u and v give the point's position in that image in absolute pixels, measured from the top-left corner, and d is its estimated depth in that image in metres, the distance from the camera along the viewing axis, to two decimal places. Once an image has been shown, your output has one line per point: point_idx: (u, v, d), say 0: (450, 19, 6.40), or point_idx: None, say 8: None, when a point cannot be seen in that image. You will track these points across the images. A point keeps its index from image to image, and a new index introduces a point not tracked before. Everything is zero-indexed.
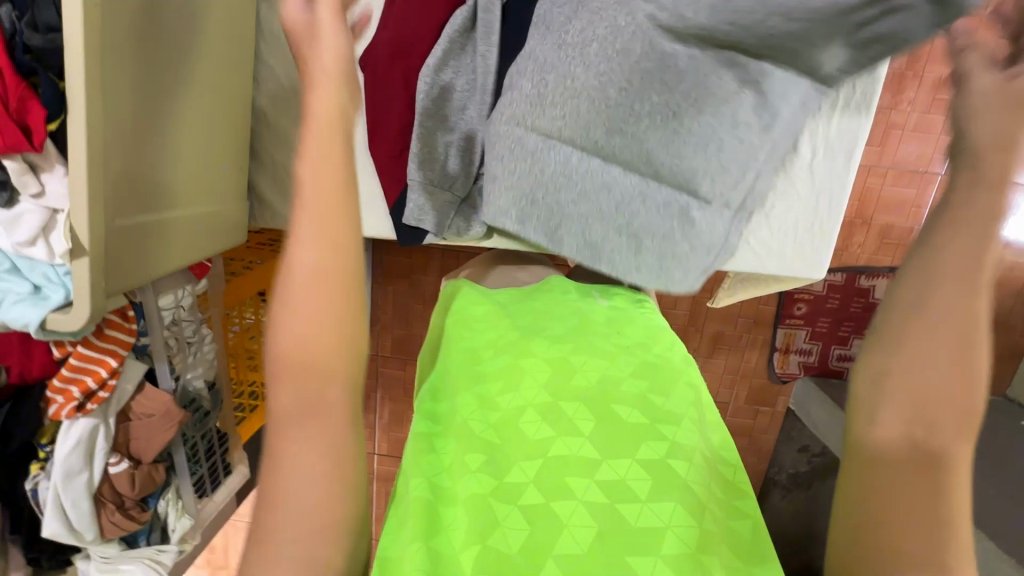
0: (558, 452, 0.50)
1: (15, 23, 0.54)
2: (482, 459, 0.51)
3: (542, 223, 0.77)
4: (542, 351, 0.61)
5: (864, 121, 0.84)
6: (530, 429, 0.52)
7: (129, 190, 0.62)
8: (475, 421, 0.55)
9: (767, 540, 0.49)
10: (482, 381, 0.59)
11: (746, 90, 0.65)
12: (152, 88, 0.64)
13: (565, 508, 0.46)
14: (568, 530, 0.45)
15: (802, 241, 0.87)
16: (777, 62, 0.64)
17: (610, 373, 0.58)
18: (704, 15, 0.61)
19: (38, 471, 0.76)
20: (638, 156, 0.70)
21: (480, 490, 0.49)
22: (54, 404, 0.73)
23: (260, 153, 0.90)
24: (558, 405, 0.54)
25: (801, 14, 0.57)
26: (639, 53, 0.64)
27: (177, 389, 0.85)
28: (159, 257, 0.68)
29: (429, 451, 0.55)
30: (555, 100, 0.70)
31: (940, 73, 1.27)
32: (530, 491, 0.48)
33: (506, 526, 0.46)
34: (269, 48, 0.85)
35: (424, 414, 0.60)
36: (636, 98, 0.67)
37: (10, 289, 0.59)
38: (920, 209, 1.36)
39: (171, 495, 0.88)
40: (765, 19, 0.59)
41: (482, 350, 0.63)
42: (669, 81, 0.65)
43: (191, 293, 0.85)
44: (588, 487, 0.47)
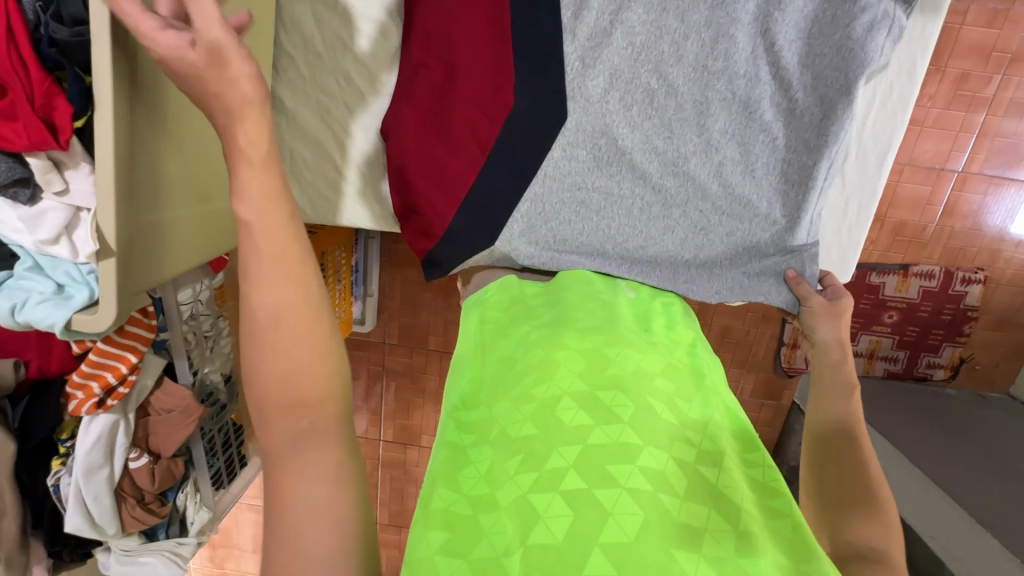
0: (597, 440, 0.52)
1: (40, 15, 0.51)
2: (521, 459, 0.53)
3: (632, 262, 0.84)
4: (574, 341, 0.64)
5: (899, 126, 0.82)
6: (567, 415, 0.55)
7: (157, 181, 0.60)
8: (514, 416, 0.57)
9: (814, 541, 0.50)
10: (516, 381, 0.61)
11: (772, 116, 0.79)
12: None
13: (607, 495, 0.48)
14: (616, 518, 0.47)
15: (861, 230, 0.87)
16: (794, 93, 0.78)
17: (642, 365, 0.62)
18: (716, 84, 0.79)
19: (60, 467, 0.76)
20: (692, 185, 0.81)
21: (522, 488, 0.50)
22: (73, 401, 0.72)
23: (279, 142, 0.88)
24: (595, 395, 0.57)
25: (778, 81, 0.78)
26: (672, 114, 0.80)
27: (195, 384, 0.85)
28: (192, 244, 0.68)
29: (463, 460, 0.56)
30: (608, 157, 0.81)
31: (963, 67, 1.25)
32: (573, 476, 0.50)
33: (547, 518, 0.48)
34: (290, 36, 0.83)
35: (452, 418, 0.62)
36: (680, 142, 0.80)
37: (35, 289, 0.57)
38: (935, 207, 1.35)
39: (190, 488, 0.88)
40: (764, 90, 0.79)
41: (514, 349, 0.66)
42: (706, 125, 0.80)
43: (209, 287, 0.83)
44: (631, 475, 0.49)
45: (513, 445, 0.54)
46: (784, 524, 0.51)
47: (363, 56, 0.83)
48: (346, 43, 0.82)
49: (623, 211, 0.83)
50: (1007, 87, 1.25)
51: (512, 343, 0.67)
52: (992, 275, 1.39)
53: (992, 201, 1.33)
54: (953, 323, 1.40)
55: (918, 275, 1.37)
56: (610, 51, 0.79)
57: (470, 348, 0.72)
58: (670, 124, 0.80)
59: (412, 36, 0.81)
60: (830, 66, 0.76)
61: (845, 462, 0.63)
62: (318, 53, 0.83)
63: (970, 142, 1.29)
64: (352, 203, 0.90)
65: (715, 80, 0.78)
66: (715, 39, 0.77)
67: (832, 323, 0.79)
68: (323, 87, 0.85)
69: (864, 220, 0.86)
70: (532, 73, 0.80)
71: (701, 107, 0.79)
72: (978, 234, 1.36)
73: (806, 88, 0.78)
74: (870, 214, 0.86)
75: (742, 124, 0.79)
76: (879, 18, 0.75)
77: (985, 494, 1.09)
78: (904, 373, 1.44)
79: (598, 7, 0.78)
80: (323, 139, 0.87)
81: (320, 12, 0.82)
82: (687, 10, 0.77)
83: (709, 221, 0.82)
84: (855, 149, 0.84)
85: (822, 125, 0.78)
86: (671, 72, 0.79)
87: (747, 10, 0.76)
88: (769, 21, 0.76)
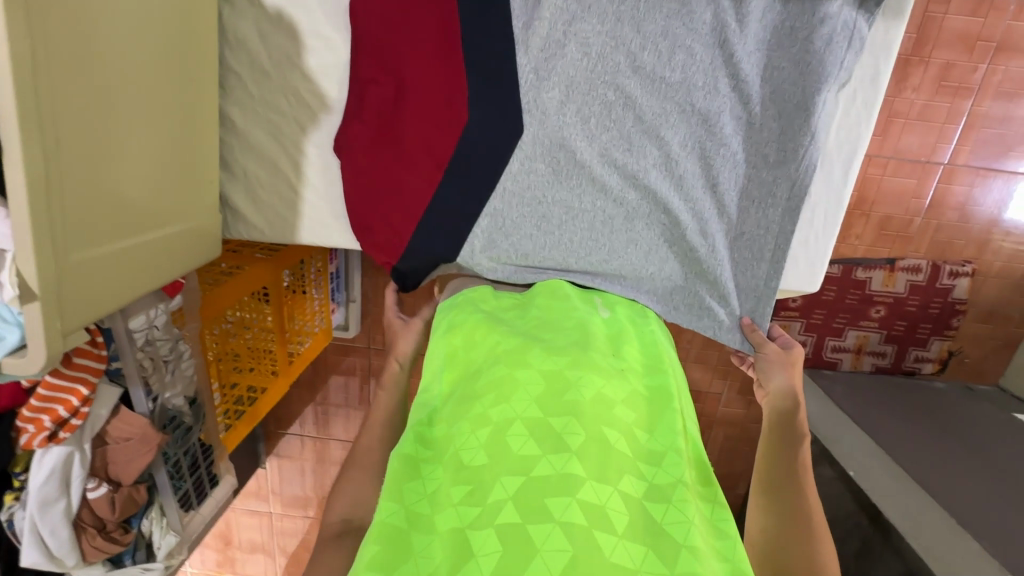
0: (542, 472, 0.50)
1: None
2: (468, 487, 0.51)
3: (595, 276, 0.82)
4: (538, 361, 0.61)
5: (864, 133, 0.79)
6: (516, 443, 0.53)
7: (80, 213, 0.58)
8: (466, 440, 0.55)
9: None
10: (475, 398, 0.59)
11: (733, 128, 0.77)
12: (104, 100, 0.60)
13: (539, 531, 0.46)
14: (546, 556, 0.45)
15: (829, 239, 0.85)
16: (753, 104, 0.76)
17: (604, 391, 0.59)
18: (674, 96, 0.76)
19: (14, 502, 0.75)
20: (653, 198, 0.79)
21: (458, 519, 0.49)
22: (24, 434, 0.71)
23: (232, 162, 0.86)
24: (548, 422, 0.55)
25: (737, 91, 0.76)
26: (632, 127, 0.78)
27: (155, 409, 0.84)
28: (130, 270, 0.66)
29: (412, 473, 0.56)
30: (567, 170, 0.79)
31: (947, 58, 1.21)
32: (509, 508, 0.48)
33: (478, 554, 0.46)
34: (236, 54, 0.81)
35: (414, 430, 0.60)
36: (640, 155, 0.78)
37: None
38: (921, 201, 1.32)
39: (156, 513, 0.88)
40: (724, 101, 0.76)
41: (479, 365, 0.64)
42: (665, 137, 0.77)
43: (165, 311, 0.82)
44: (568, 508, 0.47)
45: (463, 470, 0.53)
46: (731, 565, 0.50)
47: (312, 72, 0.81)
48: (293, 59, 0.80)
49: (585, 224, 0.81)
50: (993, 76, 1.22)
51: (478, 356, 0.66)
52: (980, 268, 1.36)
53: (979, 192, 1.31)
54: (940, 317, 1.38)
55: (903, 270, 1.35)
56: (565, 63, 0.76)
57: (437, 355, 0.69)
58: (629, 136, 0.78)
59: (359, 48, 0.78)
60: (788, 80, 0.75)
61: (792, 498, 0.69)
62: (264, 70, 0.81)
63: (956, 134, 1.27)
64: (311, 220, 0.88)
65: (673, 92, 0.76)
66: (672, 50, 0.75)
67: (785, 373, 0.79)
68: (273, 105, 0.82)
69: (831, 230, 0.84)
70: (482, 86, 0.77)
71: (660, 119, 0.77)
72: (965, 227, 1.34)
73: (765, 100, 0.76)
74: (838, 224, 0.84)
75: (702, 136, 0.77)
76: (838, 26, 0.72)
77: (970, 492, 1.07)
78: (892, 367, 1.44)
79: (550, 18, 0.75)
80: (276, 157, 0.85)
81: (264, 28, 0.79)
82: (643, 20, 0.74)
83: (671, 235, 0.80)
84: (823, 159, 0.81)
85: (781, 139, 0.77)
86: (628, 84, 0.76)
87: (704, 20, 0.74)
88: (728, 30, 0.73)
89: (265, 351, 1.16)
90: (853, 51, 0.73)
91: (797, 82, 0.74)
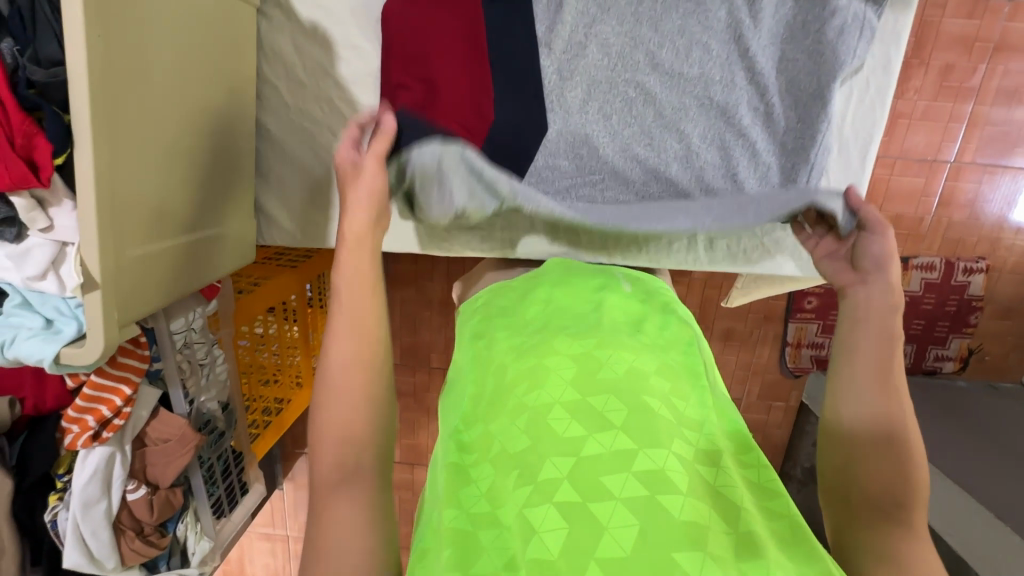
0: (591, 452, 0.51)
1: (18, 58, 0.52)
2: (518, 473, 0.51)
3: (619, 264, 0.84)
4: (565, 347, 0.61)
5: (879, 120, 0.82)
6: (561, 427, 0.53)
7: (136, 210, 0.61)
8: (508, 426, 0.55)
9: (811, 533, 0.50)
10: (507, 393, 0.59)
11: (752, 120, 0.80)
12: (159, 104, 0.63)
13: (602, 509, 0.47)
14: (614, 531, 0.46)
15: None
16: (771, 95, 0.79)
17: (636, 365, 0.59)
18: (694, 91, 0.80)
19: (58, 501, 0.76)
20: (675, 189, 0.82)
21: (519, 504, 0.49)
22: (69, 435, 0.72)
23: (265, 169, 0.89)
24: (587, 402, 0.55)
25: (755, 85, 0.79)
26: (653, 121, 0.81)
27: (191, 413, 0.85)
28: (175, 268, 0.68)
29: (463, 480, 0.55)
30: (591, 164, 0.83)
31: (947, 59, 1.25)
32: (566, 490, 0.49)
33: (545, 532, 0.46)
34: (272, 66, 0.85)
35: (453, 439, 0.60)
36: (661, 148, 0.82)
37: (23, 324, 0.58)
38: (930, 199, 1.34)
39: (191, 518, 0.88)
40: (742, 94, 0.79)
41: (504, 360, 0.64)
42: (686, 130, 0.81)
43: (202, 315, 0.84)
44: (625, 485, 0.48)
45: (510, 460, 0.53)
46: (783, 525, 0.50)
47: (344, 81, 0.84)
48: (327, 68, 0.84)
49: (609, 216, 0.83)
50: (993, 76, 1.26)
51: (501, 351, 0.66)
52: (994, 264, 1.37)
53: (987, 189, 1.33)
54: (958, 314, 1.38)
55: (918, 268, 1.36)
56: (587, 62, 0.79)
57: (462, 360, 0.71)
58: (652, 130, 0.81)
59: (387, 53, 0.81)
60: (804, 71, 0.78)
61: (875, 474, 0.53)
62: (299, 80, 0.85)
63: (961, 133, 1.29)
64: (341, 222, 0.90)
65: (692, 87, 0.79)
66: (689, 46, 0.78)
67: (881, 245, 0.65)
68: (307, 113, 0.86)
69: None
70: (507, 85, 0.80)
71: (680, 114, 0.80)
72: (976, 224, 1.35)
73: (782, 91, 0.79)
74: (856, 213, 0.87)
75: (722, 128, 0.80)
76: (853, 17, 0.75)
77: (1004, 488, 1.05)
78: (912, 367, 1.43)
79: (572, 20, 0.79)
80: (309, 164, 0.88)
81: (299, 41, 0.83)
82: (660, 20, 0.78)
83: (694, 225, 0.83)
84: (841, 145, 0.83)
85: (799, 128, 0.80)
86: (649, 81, 0.80)
87: (719, 18, 0.77)
88: (743, 26, 0.77)
89: (290, 364, 1.17)
90: (866, 42, 0.76)
91: (813, 72, 0.78)
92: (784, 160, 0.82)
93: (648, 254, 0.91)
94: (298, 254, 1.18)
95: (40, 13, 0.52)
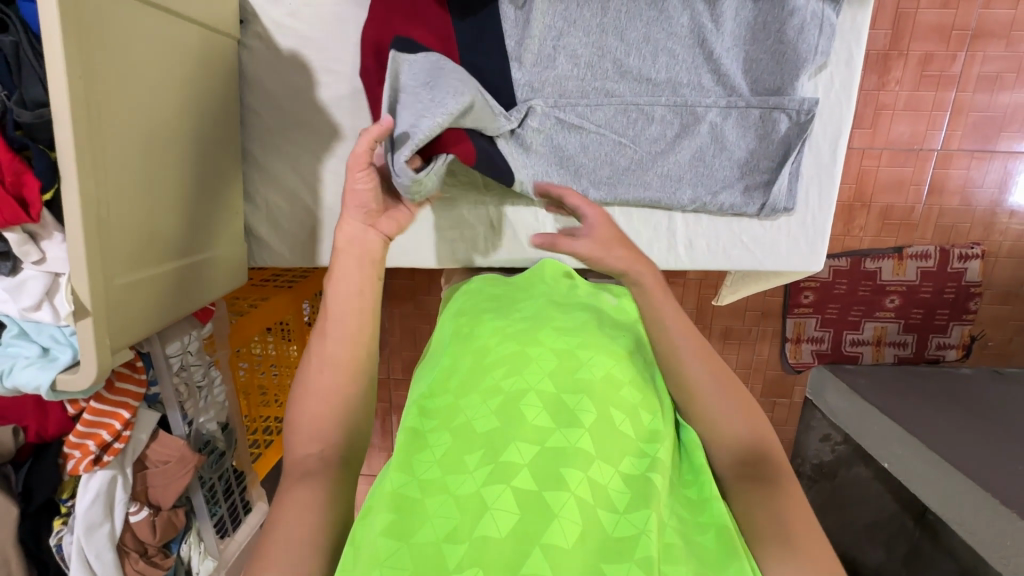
0: (556, 443, 0.52)
1: (5, 102, 0.55)
2: (479, 453, 0.52)
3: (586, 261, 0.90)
4: (550, 340, 0.63)
5: (846, 112, 0.84)
6: (531, 414, 0.54)
7: (124, 241, 0.63)
8: (479, 407, 0.57)
9: (737, 540, 0.51)
10: (485, 372, 0.61)
11: (719, 121, 0.83)
12: (146, 136, 0.66)
13: (556, 499, 0.48)
14: (562, 521, 0.47)
15: (824, 222, 0.89)
16: (735, 97, 0.82)
17: (614, 372, 0.61)
18: (662, 94, 0.82)
19: (62, 526, 0.78)
20: (648, 191, 0.86)
21: (478, 482, 0.49)
22: (71, 460, 0.74)
23: (254, 194, 0.91)
24: (562, 398, 0.56)
25: (719, 87, 0.82)
26: (624, 126, 0.84)
27: (191, 434, 0.86)
28: (169, 288, 0.72)
29: (419, 445, 0.55)
30: (567, 169, 0.86)
31: (925, 49, 1.26)
32: (524, 476, 0.49)
33: (496, 512, 0.47)
34: (254, 94, 0.87)
35: (419, 407, 0.61)
36: (633, 152, 0.85)
37: (21, 354, 0.60)
38: (920, 187, 1.34)
39: (194, 538, 0.90)
40: (709, 96, 0.82)
41: (487, 342, 0.66)
42: (655, 133, 0.84)
43: (198, 338, 0.86)
44: (580, 482, 0.49)
45: (474, 436, 0.54)
46: (709, 538, 0.51)
47: (325, 105, 0.87)
48: (307, 94, 0.87)
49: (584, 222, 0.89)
50: (973, 63, 1.26)
51: (483, 334, 0.68)
52: (990, 249, 1.37)
53: (977, 174, 1.33)
54: (957, 301, 1.38)
55: (913, 257, 1.36)
56: (557, 73, 0.82)
57: (444, 339, 0.74)
58: (624, 134, 0.84)
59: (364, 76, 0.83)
60: (767, 71, 0.80)
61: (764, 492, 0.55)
62: (282, 106, 0.88)
63: (946, 120, 1.30)
64: (330, 242, 0.92)
65: (660, 92, 0.82)
66: (655, 53, 0.81)
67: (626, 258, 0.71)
68: (291, 137, 0.89)
69: (826, 211, 0.88)
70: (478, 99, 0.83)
71: (649, 118, 0.83)
72: (969, 210, 1.35)
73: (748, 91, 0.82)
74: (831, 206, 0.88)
75: (690, 129, 0.83)
76: (814, 16, 0.77)
77: None
78: (915, 357, 1.43)
79: (540, 36, 0.81)
80: (296, 187, 0.90)
81: (280, 69, 0.86)
82: (625, 29, 0.80)
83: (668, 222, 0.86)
84: (818, 139, 0.85)
85: (764, 126, 0.83)
86: (618, 88, 0.83)
87: (683, 24, 0.80)
88: (706, 31, 0.79)
89: (290, 384, 1.18)
90: (828, 40, 0.78)
91: (776, 73, 0.80)
92: (752, 157, 0.85)
93: None
94: (296, 274, 1.21)
95: (25, 59, 0.56)
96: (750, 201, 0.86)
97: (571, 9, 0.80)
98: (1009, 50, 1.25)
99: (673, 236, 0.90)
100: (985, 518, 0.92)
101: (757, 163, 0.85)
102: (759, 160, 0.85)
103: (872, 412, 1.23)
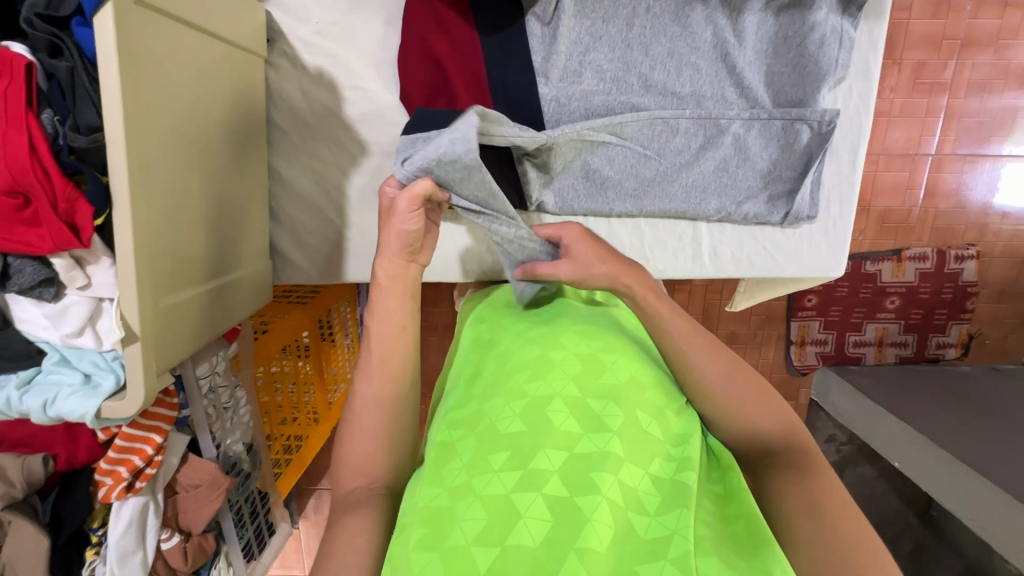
0: (585, 449, 0.51)
1: (58, 127, 0.55)
2: (507, 456, 0.52)
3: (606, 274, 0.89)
4: (573, 344, 0.63)
5: (864, 123, 0.86)
6: (559, 420, 0.54)
7: (165, 261, 0.62)
8: (503, 413, 0.56)
9: (766, 533, 0.51)
10: (511, 377, 0.60)
11: (740, 132, 0.85)
12: (188, 154, 0.66)
13: (589, 502, 0.47)
14: (595, 525, 0.46)
15: (846, 229, 0.90)
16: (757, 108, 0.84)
17: (638, 374, 0.60)
18: (684, 106, 0.84)
19: (95, 556, 0.77)
20: (672, 200, 0.88)
21: (507, 486, 0.49)
22: (102, 488, 0.73)
23: (278, 211, 0.91)
24: (587, 403, 0.55)
25: (742, 98, 0.84)
26: (648, 138, 0.85)
27: (220, 456, 0.85)
28: (207, 308, 0.71)
29: (446, 456, 0.55)
30: (592, 180, 0.88)
31: (917, 58, 1.31)
32: (554, 482, 0.49)
33: (530, 518, 0.47)
34: (280, 110, 0.87)
35: (448, 419, 0.61)
36: (657, 163, 0.86)
37: (63, 382, 0.59)
38: (916, 191, 1.38)
39: (222, 563, 0.89)
40: (729, 107, 0.84)
41: (513, 349, 0.65)
42: (680, 144, 0.85)
43: (224, 358, 0.84)
44: (609, 483, 0.49)
45: (500, 440, 0.53)
46: (739, 528, 0.52)
47: (350, 121, 0.87)
48: (333, 110, 0.86)
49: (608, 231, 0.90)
50: (963, 71, 1.31)
51: (509, 342, 0.68)
52: (985, 249, 1.41)
53: (970, 177, 1.37)
54: (955, 301, 1.42)
55: (912, 259, 1.40)
56: (582, 88, 0.84)
57: (467, 348, 0.73)
58: (648, 146, 0.86)
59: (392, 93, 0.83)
60: (789, 83, 0.83)
61: (809, 496, 0.54)
62: (307, 123, 0.87)
63: (938, 125, 1.34)
64: (354, 257, 0.91)
65: (684, 104, 0.84)
66: (679, 66, 0.83)
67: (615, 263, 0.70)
68: (315, 153, 0.88)
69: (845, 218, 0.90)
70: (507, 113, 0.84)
71: (674, 129, 0.84)
72: (962, 212, 1.39)
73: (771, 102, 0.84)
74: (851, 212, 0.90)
75: (714, 141, 0.85)
76: (834, 30, 0.79)
77: None
78: (916, 357, 1.45)
79: (566, 50, 0.82)
80: (321, 202, 0.90)
81: (306, 85, 0.86)
82: (650, 43, 0.82)
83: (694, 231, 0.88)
84: (838, 148, 0.87)
85: (786, 136, 0.85)
86: (642, 101, 0.84)
87: (706, 38, 0.82)
88: (729, 45, 0.81)
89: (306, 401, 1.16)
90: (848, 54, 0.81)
91: (798, 86, 0.82)
92: (773, 167, 0.87)
93: (654, 266, 0.92)
94: (307, 290, 1.18)
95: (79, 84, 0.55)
96: (772, 210, 0.88)
97: (597, 24, 0.81)
98: (996, 58, 1.30)
99: (698, 245, 0.91)
100: (1001, 515, 0.93)
101: (778, 172, 0.87)
102: (780, 169, 0.87)
103: (880, 413, 1.24)
